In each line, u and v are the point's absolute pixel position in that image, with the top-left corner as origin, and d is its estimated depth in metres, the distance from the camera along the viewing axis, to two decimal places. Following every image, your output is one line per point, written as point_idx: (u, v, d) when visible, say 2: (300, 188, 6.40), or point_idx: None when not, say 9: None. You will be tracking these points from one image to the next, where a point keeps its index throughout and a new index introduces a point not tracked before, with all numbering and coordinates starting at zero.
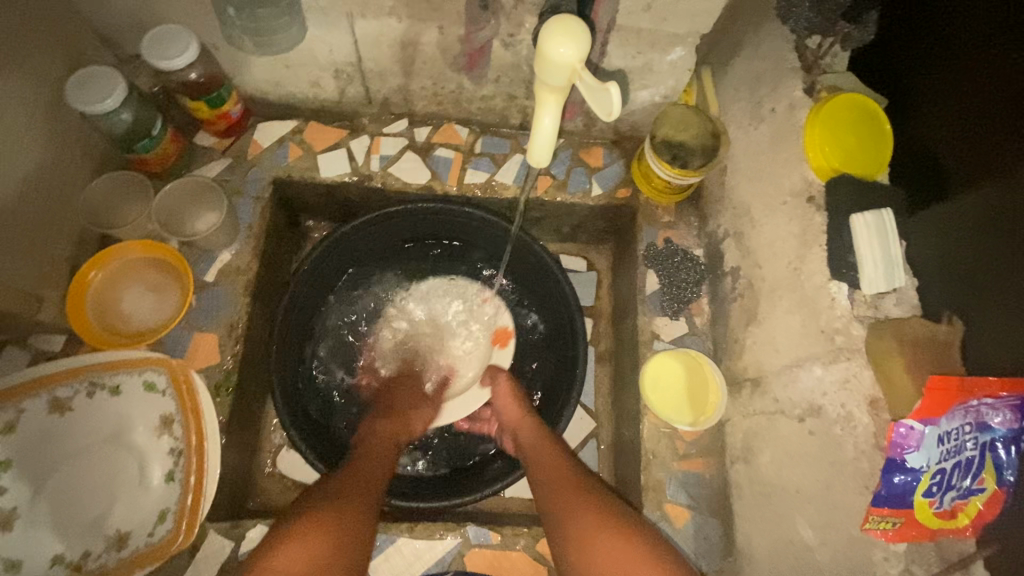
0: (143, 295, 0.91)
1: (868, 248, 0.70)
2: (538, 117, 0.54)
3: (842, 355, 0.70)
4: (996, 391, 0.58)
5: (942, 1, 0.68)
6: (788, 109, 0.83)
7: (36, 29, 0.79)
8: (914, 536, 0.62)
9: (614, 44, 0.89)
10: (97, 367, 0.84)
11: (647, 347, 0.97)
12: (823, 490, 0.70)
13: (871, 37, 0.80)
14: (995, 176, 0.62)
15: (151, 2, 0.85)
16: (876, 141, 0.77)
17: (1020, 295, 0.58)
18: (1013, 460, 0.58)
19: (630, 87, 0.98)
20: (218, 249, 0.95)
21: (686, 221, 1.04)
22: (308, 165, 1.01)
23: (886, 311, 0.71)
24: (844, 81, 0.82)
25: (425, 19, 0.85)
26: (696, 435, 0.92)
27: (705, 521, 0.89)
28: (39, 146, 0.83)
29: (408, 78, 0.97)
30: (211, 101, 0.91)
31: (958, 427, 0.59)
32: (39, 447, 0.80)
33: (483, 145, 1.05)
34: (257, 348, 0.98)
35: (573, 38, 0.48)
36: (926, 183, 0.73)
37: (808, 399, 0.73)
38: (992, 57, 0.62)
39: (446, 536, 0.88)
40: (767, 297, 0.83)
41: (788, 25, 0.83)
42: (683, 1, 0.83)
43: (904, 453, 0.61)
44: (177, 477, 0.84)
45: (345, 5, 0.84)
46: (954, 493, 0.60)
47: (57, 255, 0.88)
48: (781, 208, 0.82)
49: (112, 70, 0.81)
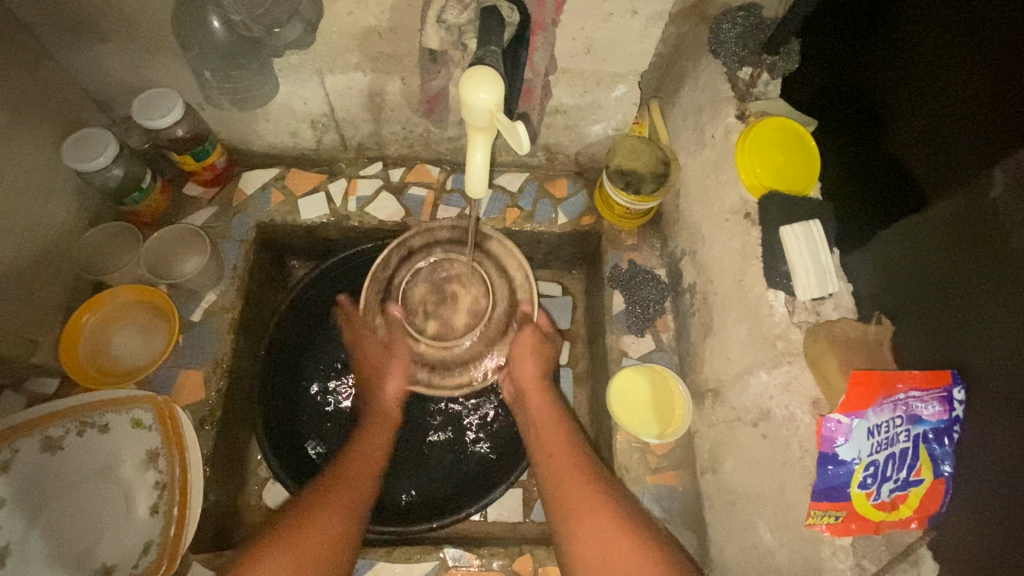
0: (132, 336, 0.97)
1: (799, 257, 0.76)
2: (470, 155, 0.60)
3: (783, 359, 0.74)
4: (920, 384, 0.62)
5: (895, 22, 0.70)
6: (725, 135, 0.89)
7: (34, 98, 0.88)
8: (856, 529, 0.65)
9: (562, 84, 0.97)
10: (86, 407, 0.88)
11: (616, 364, 1.01)
12: (778, 491, 0.72)
13: (795, 65, 0.89)
14: (967, 183, 0.61)
15: (139, 69, 0.94)
16: (806, 159, 0.84)
17: (987, 302, 0.58)
18: (946, 451, 0.62)
19: (584, 122, 1.05)
20: (203, 290, 1.01)
21: (649, 243, 1.09)
22: (289, 208, 1.08)
23: (825, 315, 0.76)
24: (772, 107, 0.89)
25: (388, 72, 0.93)
26: (666, 448, 0.94)
27: (680, 534, 0.89)
28: (38, 203, 0.90)
29: (378, 124, 1.05)
30: (197, 155, 0.99)
31: (888, 420, 0.63)
32: (31, 484, 0.83)
33: (453, 182, 1.12)
34: (242, 382, 1.02)
35: (489, 85, 0.55)
36: (860, 198, 0.78)
37: (759, 404, 0.77)
38: (963, 62, 0.61)
39: (423, 560, 0.90)
40: (719, 310, 0.88)
41: (720, 60, 0.91)
42: (620, 44, 0.90)
43: (836, 446, 0.64)
44: (161, 509, 0.87)
45: (315, 64, 0.92)
46: (891, 484, 0.64)
47: (53, 301, 0.94)
48: (725, 225, 0.88)
49: (105, 132, 0.89)
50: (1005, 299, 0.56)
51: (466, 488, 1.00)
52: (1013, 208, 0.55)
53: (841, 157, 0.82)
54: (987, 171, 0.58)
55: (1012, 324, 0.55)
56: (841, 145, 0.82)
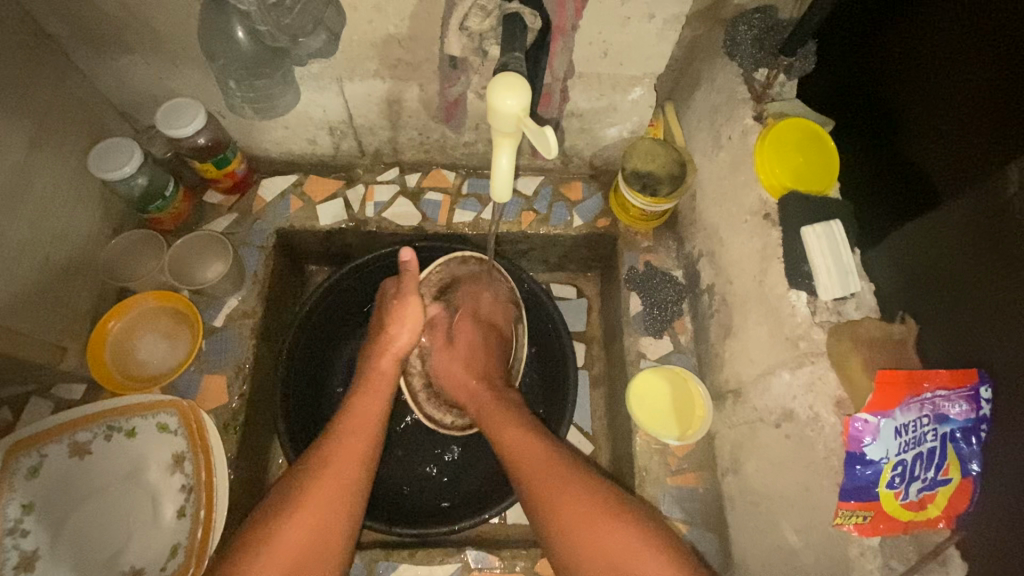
0: (157, 342, 0.98)
1: (821, 257, 0.76)
2: (496, 160, 0.61)
3: (806, 359, 0.74)
4: (946, 383, 0.62)
5: (908, 24, 0.71)
6: (742, 136, 0.90)
7: (62, 110, 0.90)
8: (885, 529, 0.66)
9: (578, 88, 0.97)
10: (113, 413, 0.89)
11: (634, 366, 1.01)
12: (803, 492, 0.72)
13: (811, 66, 0.89)
14: (981, 182, 0.61)
15: (163, 80, 0.96)
16: (825, 160, 0.84)
17: (1006, 301, 0.58)
18: (974, 450, 0.62)
19: (599, 125, 1.06)
20: (225, 296, 1.02)
21: (665, 245, 1.09)
22: (307, 215, 1.10)
23: (848, 315, 0.76)
24: (789, 108, 0.89)
25: (407, 79, 0.95)
26: (687, 450, 0.94)
27: (702, 536, 0.89)
28: (66, 212, 0.92)
29: (396, 130, 1.06)
30: (219, 163, 1.01)
31: (915, 419, 0.63)
32: (60, 488, 0.85)
33: (469, 186, 1.14)
34: (263, 387, 1.04)
35: (517, 92, 0.56)
36: (878, 197, 0.78)
37: (782, 404, 0.77)
38: (977, 61, 0.62)
39: (446, 561, 0.91)
40: (739, 310, 0.88)
41: (736, 62, 0.91)
42: (637, 48, 0.91)
43: (862, 445, 0.65)
44: (188, 512, 0.88)
45: (334, 72, 0.93)
46: (919, 484, 0.64)
47: (80, 309, 0.96)
48: (743, 226, 0.88)
49: (130, 142, 0.91)
50: (1022, 296, 0.56)
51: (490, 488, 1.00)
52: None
53: (858, 157, 0.83)
54: (1002, 169, 0.59)
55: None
56: (857, 147, 0.83)
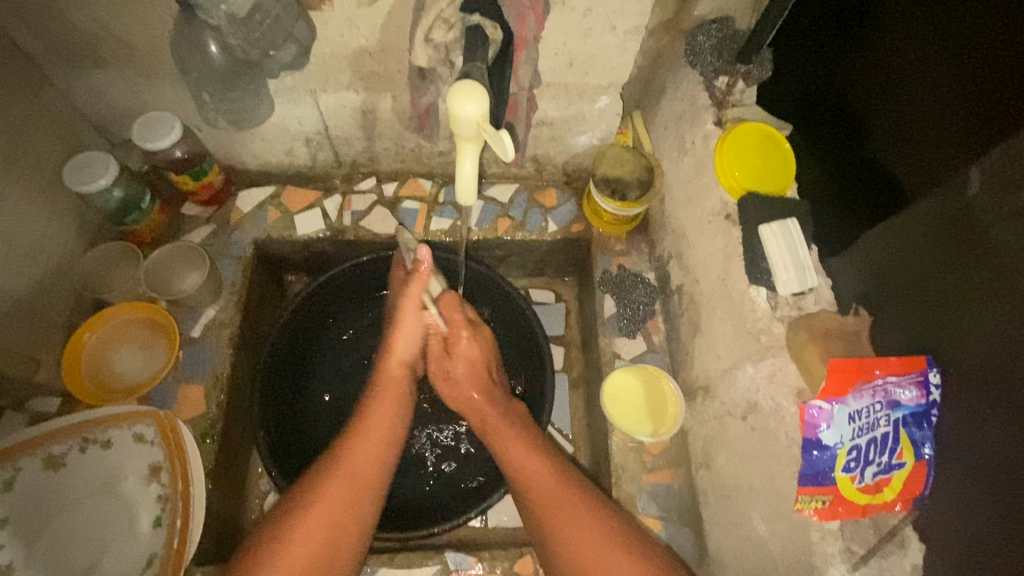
0: (133, 353, 0.98)
1: (779, 255, 0.79)
2: (459, 164, 0.64)
3: (767, 352, 0.77)
4: (896, 369, 0.65)
5: (865, 33, 0.74)
6: (704, 141, 0.93)
7: (37, 123, 0.91)
8: (843, 512, 0.68)
9: (546, 96, 1.01)
10: (87, 424, 0.89)
11: (609, 366, 1.03)
12: (768, 481, 0.74)
13: (767, 74, 0.93)
14: (944, 182, 0.64)
15: (139, 93, 0.98)
16: (782, 161, 0.88)
17: (970, 295, 0.61)
18: (926, 434, 0.65)
19: (569, 133, 1.09)
20: (203, 306, 1.03)
21: (637, 248, 1.12)
22: (285, 225, 1.11)
23: (807, 309, 0.79)
24: (749, 113, 0.94)
25: (380, 90, 0.97)
26: (661, 447, 0.96)
27: (678, 531, 0.91)
28: (40, 224, 0.92)
29: (371, 140, 1.08)
30: (195, 174, 1.02)
31: (868, 405, 0.66)
32: (34, 502, 0.85)
33: (445, 195, 1.16)
34: (242, 396, 1.04)
35: (475, 99, 0.58)
36: (842, 192, 0.81)
37: (747, 397, 0.79)
38: (933, 69, 0.65)
39: (425, 563, 0.92)
40: (706, 309, 0.91)
41: (697, 70, 0.95)
42: (600, 59, 0.95)
43: (818, 431, 0.67)
44: (164, 522, 0.87)
45: (308, 84, 0.95)
46: (874, 468, 0.66)
47: (55, 322, 0.96)
48: (707, 227, 0.91)
49: (104, 154, 0.92)
50: (985, 291, 0.59)
51: (469, 489, 1.03)
52: (990, 203, 0.58)
53: (820, 158, 0.86)
54: (960, 171, 0.62)
55: (993, 316, 0.58)
56: (819, 151, 0.87)
